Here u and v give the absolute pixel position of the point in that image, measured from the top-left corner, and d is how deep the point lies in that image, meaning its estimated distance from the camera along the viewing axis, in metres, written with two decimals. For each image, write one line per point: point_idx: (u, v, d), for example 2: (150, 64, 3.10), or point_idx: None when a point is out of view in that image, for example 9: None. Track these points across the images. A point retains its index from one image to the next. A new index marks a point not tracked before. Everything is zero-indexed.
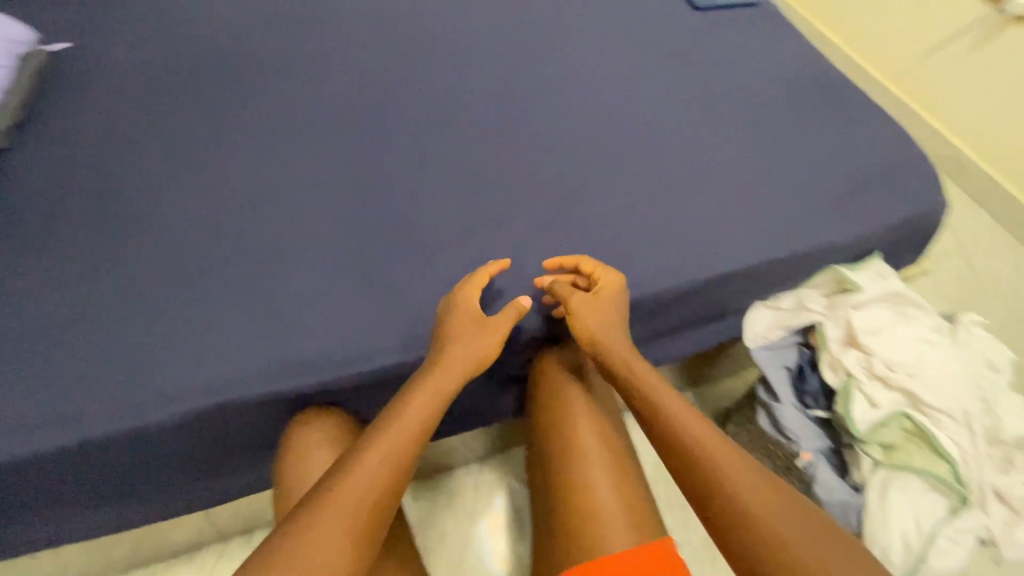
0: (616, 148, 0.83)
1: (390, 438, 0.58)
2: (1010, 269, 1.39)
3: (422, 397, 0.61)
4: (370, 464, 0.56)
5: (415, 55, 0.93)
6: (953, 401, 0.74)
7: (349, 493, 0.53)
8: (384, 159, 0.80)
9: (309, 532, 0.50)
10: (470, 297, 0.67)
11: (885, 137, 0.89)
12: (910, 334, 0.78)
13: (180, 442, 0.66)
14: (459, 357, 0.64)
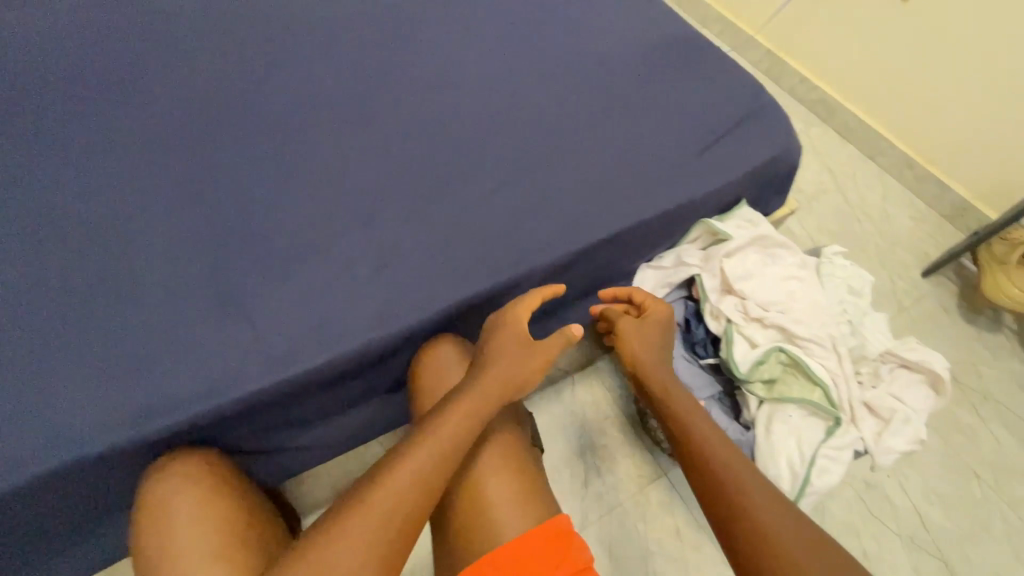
0: (478, 126, 0.80)
1: (429, 450, 0.60)
2: (877, 195, 1.50)
3: (466, 413, 0.63)
4: (411, 470, 0.58)
5: (253, 44, 0.84)
6: (823, 328, 0.79)
7: (384, 500, 0.56)
8: (227, 170, 0.73)
9: (346, 534, 0.54)
10: (518, 317, 0.70)
11: (742, 84, 0.91)
12: (780, 273, 0.83)
13: (28, 513, 0.59)
14: (509, 382, 0.68)
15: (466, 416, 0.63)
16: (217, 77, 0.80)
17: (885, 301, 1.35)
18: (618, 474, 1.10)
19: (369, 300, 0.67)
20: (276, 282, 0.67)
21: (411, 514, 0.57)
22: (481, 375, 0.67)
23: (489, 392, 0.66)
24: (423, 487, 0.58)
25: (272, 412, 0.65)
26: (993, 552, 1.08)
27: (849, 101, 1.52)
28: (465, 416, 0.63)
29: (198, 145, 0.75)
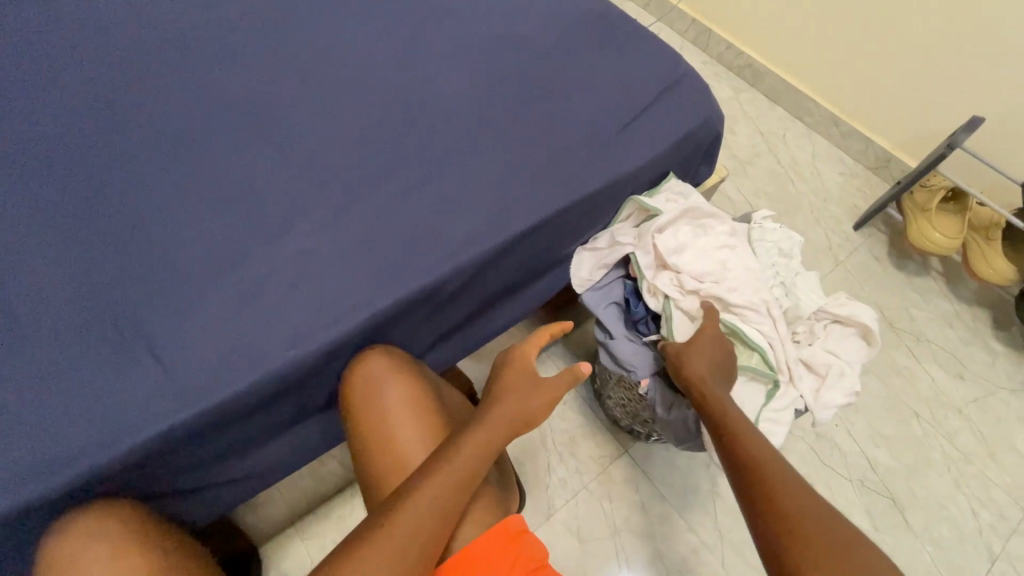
0: (391, 122, 0.76)
1: (446, 476, 0.62)
2: (808, 155, 1.53)
3: (480, 442, 0.66)
4: (429, 494, 0.61)
5: (134, 52, 0.76)
6: (757, 294, 0.80)
7: (404, 525, 0.59)
8: (113, 193, 0.67)
9: (367, 557, 0.57)
10: (527, 352, 0.77)
11: (659, 56, 0.90)
12: (713, 244, 0.83)
13: None
14: (519, 413, 0.71)
15: (479, 445, 0.66)
16: (96, 91, 0.73)
17: (822, 257, 1.39)
18: (580, 457, 1.09)
19: (284, 318, 0.63)
20: (180, 310, 0.61)
21: (426, 540, 0.59)
22: (493, 406, 0.70)
23: (500, 421, 0.69)
24: (441, 512, 0.60)
25: (186, 449, 0.60)
26: (937, 484, 1.14)
27: (773, 64, 1.54)
28: (478, 445, 0.66)
29: (79, 169, 0.68)
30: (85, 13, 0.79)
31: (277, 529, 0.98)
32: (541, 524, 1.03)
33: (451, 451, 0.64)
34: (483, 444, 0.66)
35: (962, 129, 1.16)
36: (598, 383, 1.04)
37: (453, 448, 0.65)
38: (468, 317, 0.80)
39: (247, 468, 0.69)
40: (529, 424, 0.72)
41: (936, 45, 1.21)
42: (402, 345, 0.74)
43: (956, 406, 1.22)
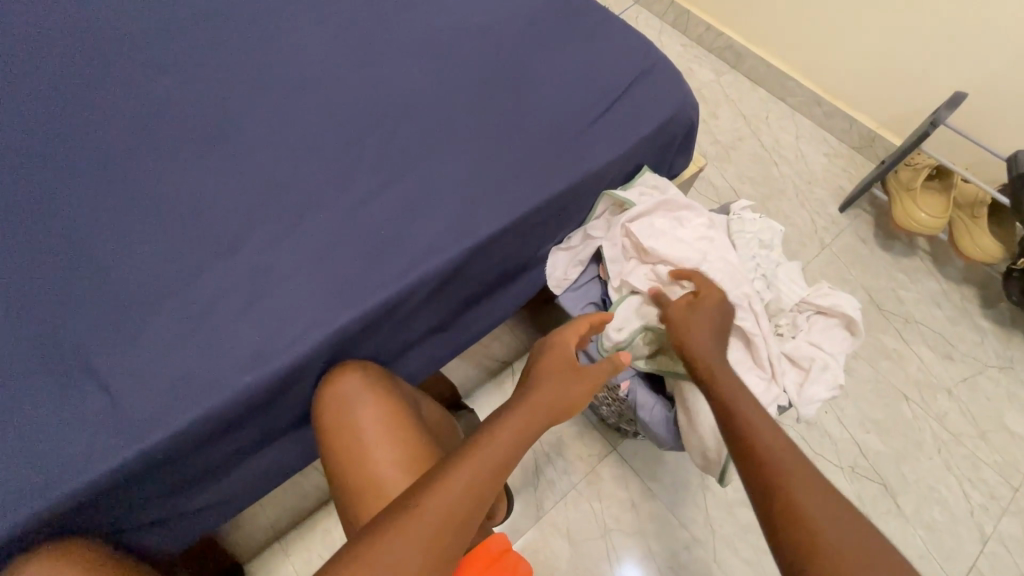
0: (348, 126, 0.73)
1: (483, 456, 0.61)
2: (791, 137, 1.50)
3: (518, 427, 0.65)
4: (466, 472, 0.59)
5: (78, 65, 0.73)
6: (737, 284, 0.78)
7: (440, 502, 0.56)
8: (57, 216, 0.64)
9: (401, 533, 0.54)
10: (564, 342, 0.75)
11: (629, 45, 0.86)
12: (690, 236, 0.81)
13: None
14: (558, 399, 0.69)
15: (518, 430, 0.65)
16: (36, 108, 0.70)
17: (807, 241, 1.37)
18: (568, 457, 1.08)
19: (240, 339, 0.60)
20: (129, 336, 0.58)
21: (459, 521, 0.57)
22: (532, 390, 0.69)
23: (540, 406, 0.67)
24: (476, 493, 0.58)
25: (141, 482, 0.57)
26: (927, 466, 1.13)
27: (752, 44, 1.51)
28: (514, 430, 0.64)
29: (18, 192, 0.65)
30: (23, 24, 0.75)
31: (262, 546, 0.94)
32: (530, 527, 1.02)
33: (488, 434, 0.63)
34: (514, 434, 0.64)
35: (946, 106, 1.14)
36: None
37: (492, 431, 0.63)
38: (439, 326, 0.77)
39: (214, 494, 0.67)
40: (569, 410, 0.71)
41: (916, 22, 1.18)
42: (372, 358, 0.71)
43: (945, 387, 1.21)
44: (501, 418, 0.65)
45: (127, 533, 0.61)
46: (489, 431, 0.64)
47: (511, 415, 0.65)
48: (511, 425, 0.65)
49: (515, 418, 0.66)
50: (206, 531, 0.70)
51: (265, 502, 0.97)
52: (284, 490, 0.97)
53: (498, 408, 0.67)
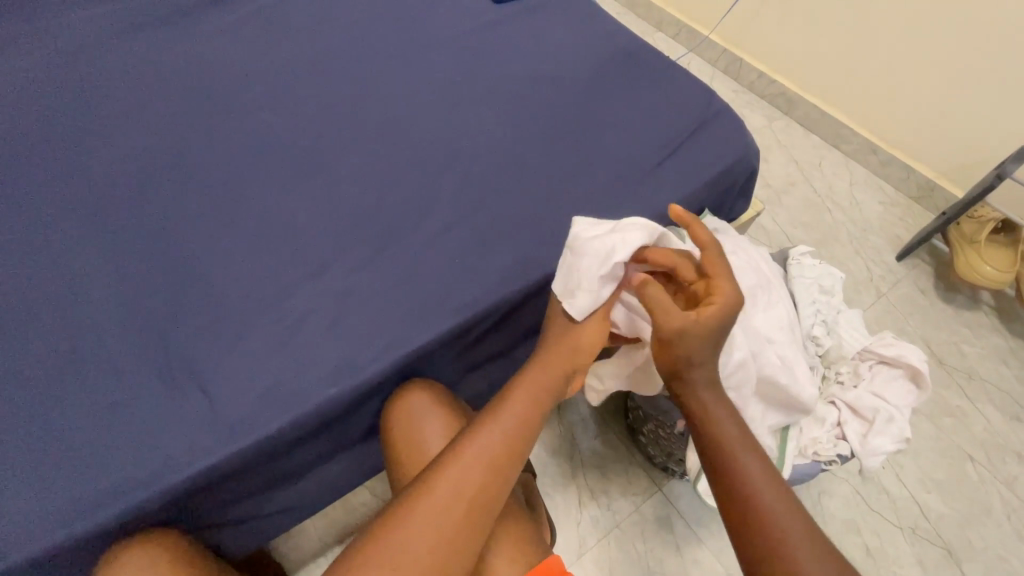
0: (429, 163, 0.79)
1: (491, 436, 0.61)
2: (845, 183, 1.49)
3: (535, 402, 0.64)
4: (485, 457, 0.59)
5: (194, 104, 0.82)
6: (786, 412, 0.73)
7: (458, 489, 0.57)
8: (171, 233, 0.71)
9: (420, 521, 0.55)
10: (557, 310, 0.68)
11: (692, 95, 0.90)
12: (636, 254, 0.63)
13: None
14: (569, 343, 0.66)
15: (533, 405, 0.64)
16: (156, 139, 0.79)
17: (863, 289, 1.33)
18: (613, 495, 1.06)
19: (326, 354, 0.64)
20: (227, 346, 0.64)
21: (482, 503, 0.58)
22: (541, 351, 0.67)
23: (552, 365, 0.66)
24: (497, 475, 0.59)
25: (226, 483, 0.61)
26: (997, 535, 1.07)
27: (806, 94, 1.53)
28: (524, 398, 0.64)
29: (140, 211, 0.73)
30: (149, 66, 0.85)
31: (308, 558, 0.94)
32: (574, 563, 1.00)
33: (501, 414, 0.63)
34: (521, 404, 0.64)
35: (1014, 158, 1.12)
36: (631, 419, 1.01)
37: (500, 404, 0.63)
38: (501, 353, 0.80)
39: (284, 500, 0.70)
40: (586, 351, 0.66)
41: (982, 76, 1.19)
42: (438, 379, 0.74)
43: (1014, 450, 1.15)
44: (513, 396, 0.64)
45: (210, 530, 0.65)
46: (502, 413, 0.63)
47: (525, 390, 0.65)
48: (517, 394, 0.64)
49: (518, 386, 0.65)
50: (269, 535, 0.73)
51: (316, 515, 0.98)
52: (334, 507, 0.98)
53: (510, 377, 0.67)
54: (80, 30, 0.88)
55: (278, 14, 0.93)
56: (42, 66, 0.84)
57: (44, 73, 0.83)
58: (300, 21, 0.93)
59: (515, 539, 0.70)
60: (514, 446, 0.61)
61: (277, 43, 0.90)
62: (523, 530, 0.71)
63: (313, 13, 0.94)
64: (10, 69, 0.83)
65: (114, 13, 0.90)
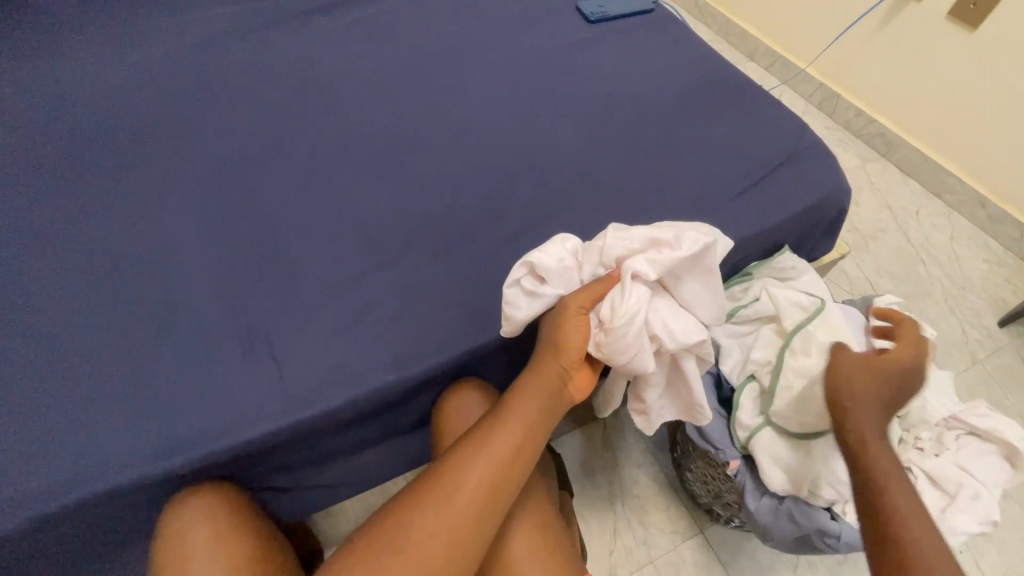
0: (509, 169, 0.81)
1: (497, 439, 0.60)
2: (943, 235, 1.38)
3: (537, 401, 0.62)
4: (487, 452, 0.60)
5: (301, 96, 0.89)
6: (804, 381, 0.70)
7: (457, 484, 0.58)
8: (265, 210, 0.77)
9: (421, 517, 0.57)
10: (572, 323, 0.61)
11: (782, 127, 0.88)
12: (568, 273, 0.64)
13: (45, 545, 0.59)
14: (565, 342, 0.62)
15: (536, 406, 0.62)
16: (264, 124, 0.86)
17: (956, 352, 1.21)
18: (651, 530, 1.02)
19: (389, 341, 0.67)
20: (304, 320, 0.68)
21: (483, 500, 0.58)
22: (542, 351, 0.65)
23: (557, 362, 0.63)
24: (500, 471, 0.59)
25: (284, 449, 0.65)
26: None
27: (908, 135, 1.43)
28: (530, 402, 0.62)
29: (243, 187, 0.79)
30: (267, 59, 0.94)
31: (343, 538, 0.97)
32: None
33: (503, 412, 0.62)
34: (526, 405, 0.62)
35: None
36: (677, 451, 0.97)
37: (507, 404, 0.63)
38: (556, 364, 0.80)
39: (331, 475, 0.73)
40: (578, 351, 0.62)
41: None
42: (489, 380, 0.76)
43: None
44: (514, 394, 0.63)
45: (179, 501, 0.61)
46: (503, 411, 0.62)
47: (523, 390, 0.63)
48: (521, 397, 0.63)
49: (524, 389, 0.63)
50: (312, 508, 0.77)
51: (355, 497, 1.01)
52: (375, 493, 1.01)
53: (516, 379, 0.66)
54: (215, 24, 0.98)
55: (385, 17, 1.00)
56: (178, 50, 0.94)
57: (177, 56, 0.93)
58: (405, 27, 0.99)
59: (546, 540, 0.69)
60: (518, 448, 0.61)
61: (381, 44, 0.96)
62: (551, 531, 0.71)
63: (418, 21, 1.00)
64: (154, 52, 0.94)
65: (243, 11, 1.00)
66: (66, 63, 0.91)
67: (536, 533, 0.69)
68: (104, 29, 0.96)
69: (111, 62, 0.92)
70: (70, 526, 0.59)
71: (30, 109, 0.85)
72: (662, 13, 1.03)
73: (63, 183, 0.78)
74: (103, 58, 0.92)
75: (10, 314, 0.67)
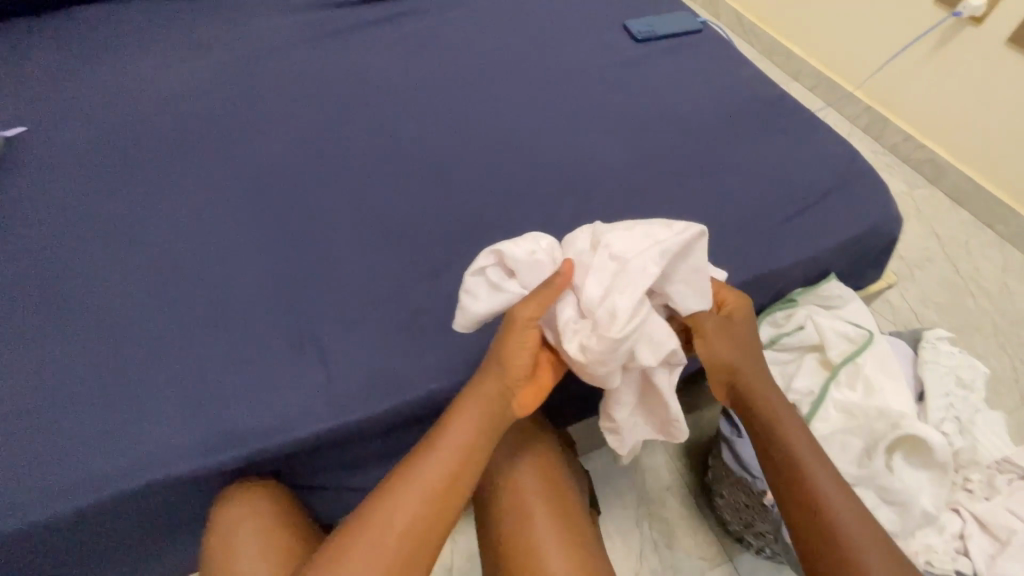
0: (556, 186, 0.82)
1: (432, 466, 0.56)
2: (993, 266, 1.33)
3: (477, 423, 0.58)
4: (420, 481, 0.55)
5: (355, 105, 0.92)
6: (850, 419, 0.69)
7: (390, 518, 0.53)
8: (319, 216, 0.80)
9: (354, 556, 0.52)
10: (536, 333, 0.59)
11: (833, 151, 0.87)
12: (538, 269, 0.62)
13: (102, 530, 0.61)
14: (507, 358, 0.59)
15: (473, 427, 0.58)
16: (319, 132, 0.89)
17: (1006, 389, 1.16)
18: (679, 554, 1.00)
19: (437, 349, 0.68)
20: (355, 325, 0.70)
21: (421, 532, 0.53)
22: (484, 369, 0.61)
23: (496, 381, 0.59)
24: (436, 500, 0.55)
25: (331, 450, 0.67)
26: None
27: (959, 162, 1.39)
28: (466, 425, 0.58)
29: (299, 192, 0.82)
30: (324, 69, 0.98)
31: None
32: None
33: (437, 437, 0.58)
34: (463, 429, 0.58)
35: None
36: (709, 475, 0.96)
37: (442, 428, 0.58)
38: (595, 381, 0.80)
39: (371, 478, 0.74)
40: (521, 366, 0.59)
41: None
42: None
43: None
44: (448, 418, 0.59)
45: (251, 484, 0.65)
46: (438, 436, 0.58)
47: (459, 412, 0.59)
48: (456, 420, 0.58)
49: (461, 412, 0.59)
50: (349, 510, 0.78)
51: None
52: None
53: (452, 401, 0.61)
54: (276, 35, 1.03)
55: (437, 33, 1.03)
56: (241, 59, 0.99)
57: (239, 65, 0.98)
58: (456, 42, 1.02)
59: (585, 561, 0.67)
60: (456, 474, 0.56)
61: (433, 58, 0.99)
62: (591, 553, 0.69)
63: (469, 36, 1.02)
64: (219, 61, 0.98)
65: (302, 22, 1.05)
66: (139, 70, 0.96)
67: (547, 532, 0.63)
68: (174, 39, 1.02)
69: (179, 69, 0.97)
70: (127, 511, 0.61)
71: (106, 113, 0.90)
72: (709, 35, 1.04)
73: (132, 183, 0.83)
74: (172, 65, 0.98)
75: (82, 305, 0.70)
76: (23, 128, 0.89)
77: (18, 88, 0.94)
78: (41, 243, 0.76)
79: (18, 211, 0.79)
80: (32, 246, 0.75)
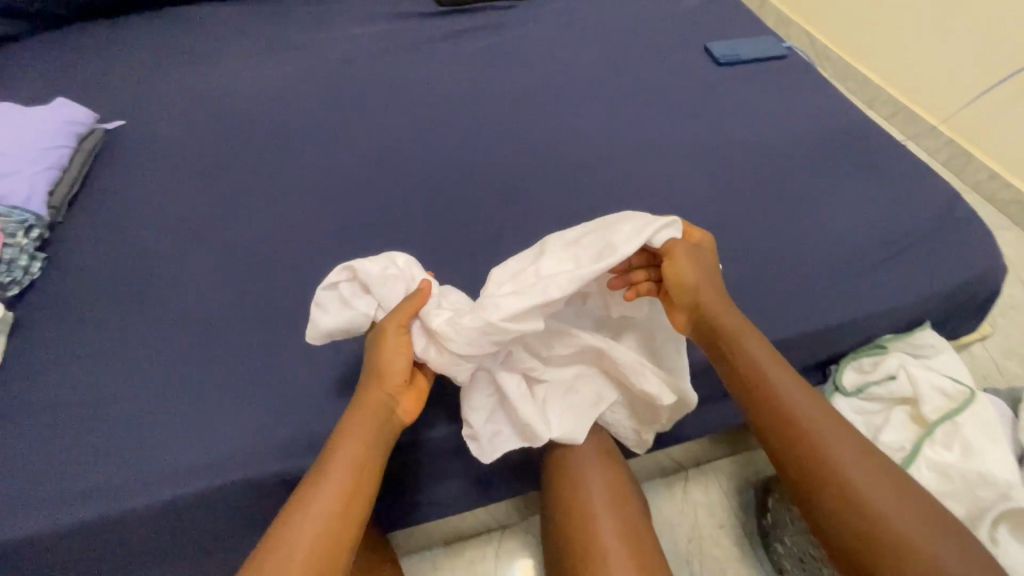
0: (635, 211, 0.80)
1: (324, 489, 0.51)
2: None
3: (363, 438, 0.54)
4: (312, 510, 0.50)
5: (436, 118, 0.94)
6: (945, 480, 0.65)
7: (290, 552, 0.47)
8: (398, 225, 0.80)
9: None
10: (393, 342, 0.56)
11: (931, 193, 0.83)
12: (390, 287, 0.60)
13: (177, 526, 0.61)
14: (383, 366, 0.56)
15: (359, 441, 0.53)
16: (401, 142, 0.90)
17: None
18: None
19: None
20: None
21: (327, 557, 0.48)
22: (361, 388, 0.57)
23: (376, 395, 0.55)
24: (335, 521, 0.50)
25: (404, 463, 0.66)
26: None
27: None
28: (351, 442, 0.53)
29: (381, 200, 0.83)
30: (407, 80, 0.99)
31: None
32: None
33: (324, 461, 0.53)
34: (349, 446, 0.53)
35: None
36: (768, 519, 0.91)
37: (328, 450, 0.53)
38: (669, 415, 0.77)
39: (436, 494, 0.74)
40: (398, 373, 0.56)
41: None
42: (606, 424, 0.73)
43: None
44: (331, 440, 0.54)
45: None
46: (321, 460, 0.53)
47: (344, 431, 0.54)
48: (341, 441, 0.53)
49: (343, 433, 0.54)
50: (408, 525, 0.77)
51: None
52: None
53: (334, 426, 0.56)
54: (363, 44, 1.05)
55: (516, 49, 1.04)
56: (329, 66, 1.02)
57: (327, 72, 1.01)
58: (537, 60, 1.02)
59: None
60: (350, 492, 0.51)
61: (514, 74, 1.00)
62: None
63: (550, 54, 1.03)
64: (308, 67, 1.02)
65: (388, 33, 1.07)
66: (235, 72, 1.01)
67: (612, 539, 0.61)
68: (268, 44, 1.06)
69: (271, 74, 1.01)
70: (201, 511, 0.61)
71: (203, 112, 0.94)
72: (795, 65, 1.02)
73: (223, 181, 0.86)
74: (265, 69, 1.02)
75: (175, 296, 0.73)
76: (122, 123, 0.93)
77: (123, 83, 0.99)
78: (139, 233, 0.79)
79: (119, 201, 0.83)
80: (131, 236, 0.79)
